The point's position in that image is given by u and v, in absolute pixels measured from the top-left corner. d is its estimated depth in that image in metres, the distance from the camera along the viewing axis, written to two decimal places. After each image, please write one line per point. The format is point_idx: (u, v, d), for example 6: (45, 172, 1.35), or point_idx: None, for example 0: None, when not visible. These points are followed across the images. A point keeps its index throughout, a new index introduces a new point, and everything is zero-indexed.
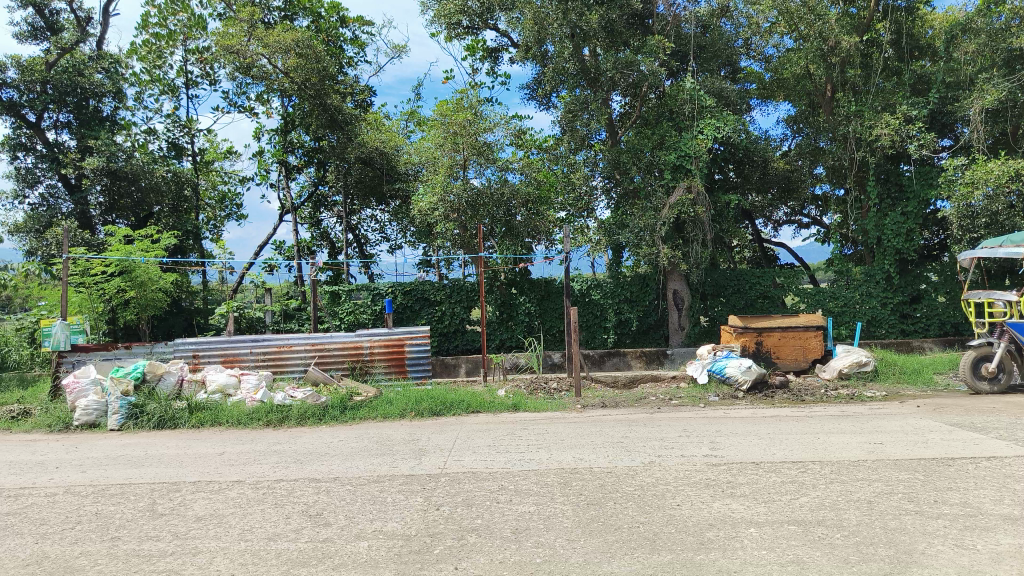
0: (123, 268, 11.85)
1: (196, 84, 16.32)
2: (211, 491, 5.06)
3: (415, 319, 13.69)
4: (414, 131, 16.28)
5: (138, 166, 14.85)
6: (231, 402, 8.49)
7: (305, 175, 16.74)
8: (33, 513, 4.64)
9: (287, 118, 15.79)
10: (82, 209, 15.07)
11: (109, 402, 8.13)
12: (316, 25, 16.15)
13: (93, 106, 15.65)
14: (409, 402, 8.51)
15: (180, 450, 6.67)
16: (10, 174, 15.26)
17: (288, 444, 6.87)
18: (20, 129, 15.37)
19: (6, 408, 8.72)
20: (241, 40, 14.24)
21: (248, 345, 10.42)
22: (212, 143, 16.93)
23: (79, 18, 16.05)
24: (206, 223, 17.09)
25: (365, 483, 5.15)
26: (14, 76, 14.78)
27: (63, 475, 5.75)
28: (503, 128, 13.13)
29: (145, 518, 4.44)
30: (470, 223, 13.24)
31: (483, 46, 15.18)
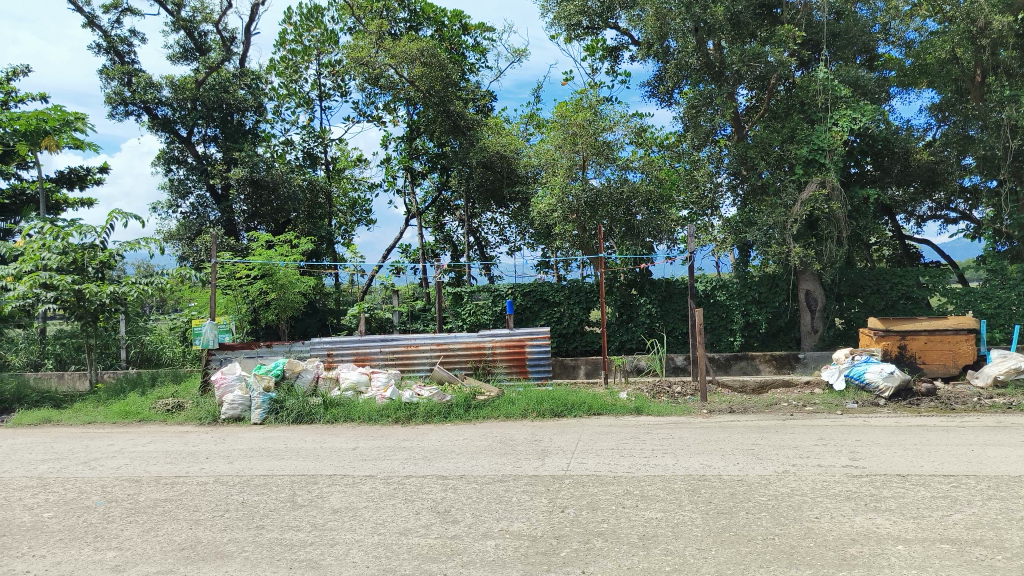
0: (265, 271, 12.66)
1: (329, 96, 17.14)
2: (346, 485, 5.28)
3: (535, 319, 13.76)
4: (534, 133, 16.39)
5: (277, 175, 15.78)
6: (363, 399, 8.85)
7: (430, 180, 17.25)
8: (187, 500, 5.00)
9: (412, 125, 16.31)
10: (228, 217, 16.35)
11: (253, 396, 8.68)
12: (440, 33, 16.60)
13: (237, 120, 16.76)
14: (531, 403, 8.56)
15: (316, 445, 7.00)
16: (165, 186, 16.60)
17: (416, 441, 7.08)
18: (174, 144, 16.69)
19: (163, 401, 9.47)
20: (370, 52, 14.85)
21: (378, 344, 10.84)
22: (344, 152, 17.72)
23: (224, 38, 17.22)
24: (338, 228, 17.89)
25: (490, 482, 5.21)
26: (168, 94, 16.06)
27: (212, 466, 6.16)
28: (624, 126, 12.99)
29: (286, 509, 4.68)
30: (589, 223, 13.15)
31: (603, 46, 15.08)
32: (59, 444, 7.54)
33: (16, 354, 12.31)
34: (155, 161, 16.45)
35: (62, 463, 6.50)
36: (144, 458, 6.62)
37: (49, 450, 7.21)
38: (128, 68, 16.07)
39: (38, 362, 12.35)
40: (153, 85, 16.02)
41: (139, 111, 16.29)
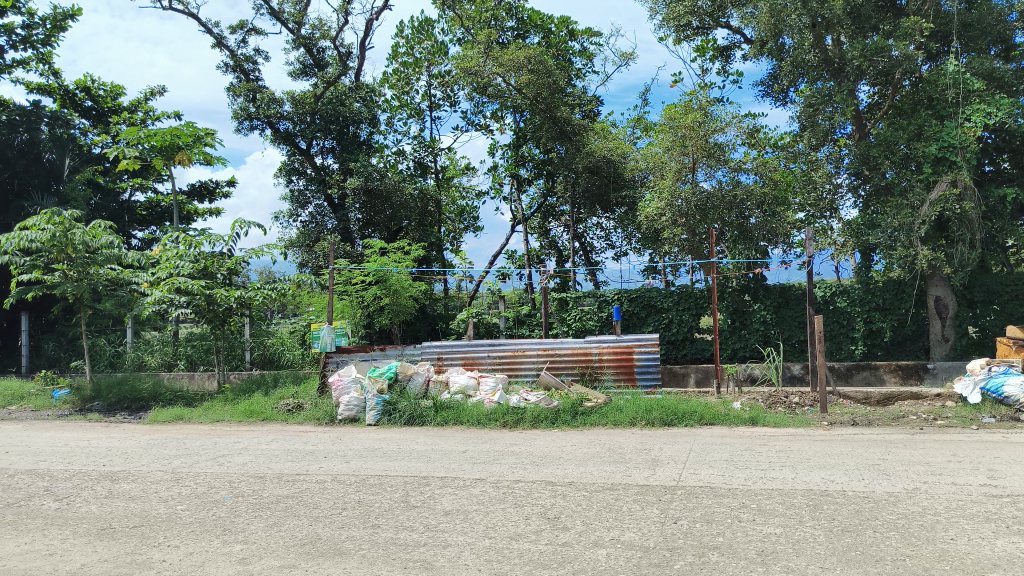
0: (379, 277, 13.13)
1: (439, 106, 17.55)
2: (457, 487, 5.36)
3: (643, 326, 13.56)
4: (641, 137, 16.21)
5: (390, 184, 16.29)
6: (472, 402, 8.98)
7: (536, 187, 17.37)
8: (307, 497, 5.22)
9: (519, 133, 16.51)
10: (344, 225, 17.03)
11: (367, 398, 8.98)
12: (546, 40, 16.70)
13: (353, 132, 17.43)
14: (640, 410, 8.44)
15: (427, 447, 7.14)
16: (286, 196, 17.47)
17: (524, 445, 7.11)
18: (294, 156, 17.53)
19: (284, 402, 9.93)
20: (478, 62, 15.13)
21: (486, 349, 10.98)
22: (453, 161, 18.11)
23: (341, 53, 17.93)
24: (446, 235, 18.25)
25: (600, 489, 5.16)
26: (289, 109, 16.90)
27: (330, 465, 6.40)
28: (736, 126, 12.63)
29: (400, 509, 4.80)
30: (699, 227, 12.86)
31: (714, 46, 14.74)
32: (191, 440, 8.05)
33: (153, 355, 13.24)
34: (277, 173, 17.33)
35: (194, 458, 6.92)
36: (267, 456, 6.95)
37: (182, 446, 7.70)
38: (253, 85, 17.05)
39: (172, 362, 13.21)
40: (275, 100, 16.90)
41: (263, 125, 17.20)
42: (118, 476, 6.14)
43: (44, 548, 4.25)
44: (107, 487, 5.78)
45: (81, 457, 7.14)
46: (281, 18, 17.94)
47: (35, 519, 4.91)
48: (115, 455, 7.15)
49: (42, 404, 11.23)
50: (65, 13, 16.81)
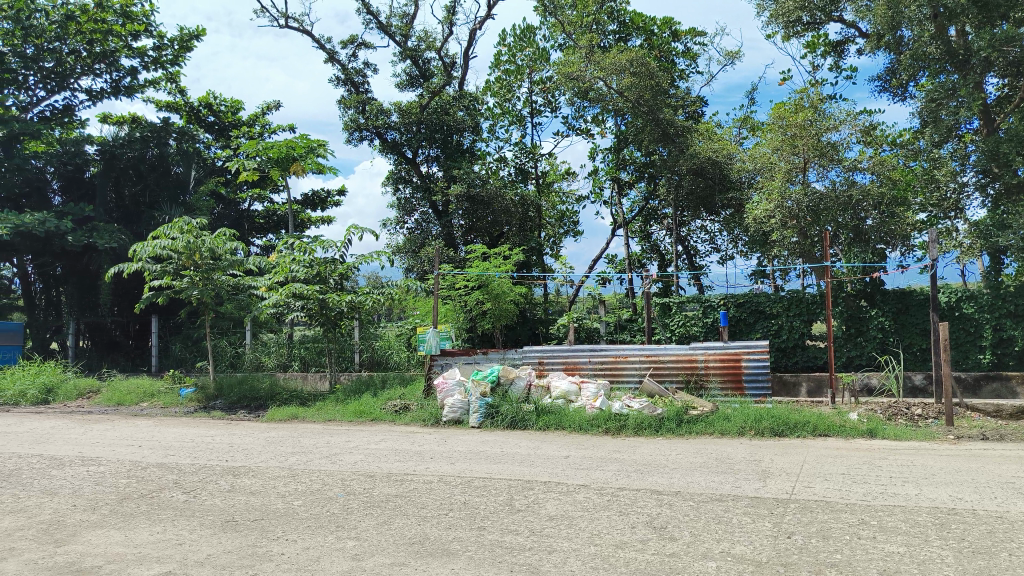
0: (481, 282, 13.34)
1: (540, 112, 17.67)
2: (561, 492, 5.36)
3: (751, 332, 13.17)
4: (747, 137, 15.78)
5: (492, 190, 16.52)
6: (573, 407, 8.96)
7: (637, 190, 17.27)
8: (416, 497, 5.35)
9: (620, 136, 16.42)
10: (448, 231, 17.41)
11: (471, 401, 9.11)
12: (649, 42, 16.54)
13: (457, 140, 17.77)
14: (749, 419, 8.19)
15: (530, 451, 7.18)
16: (393, 204, 18.00)
17: (628, 453, 7.03)
18: (401, 164, 18.07)
19: (391, 403, 10.22)
20: (580, 66, 15.20)
21: (588, 354, 10.95)
22: (553, 165, 18.20)
23: (445, 63, 18.33)
24: (546, 240, 18.30)
25: (708, 500, 5.04)
26: (396, 119, 17.43)
27: (437, 466, 6.53)
28: (851, 124, 12.10)
29: (506, 512, 4.84)
30: (811, 229, 12.37)
31: (826, 41, 14.17)
32: (305, 438, 8.40)
33: (270, 356, 13.92)
34: (385, 182, 17.90)
35: (308, 456, 7.23)
36: (376, 455, 7.17)
37: (297, 443, 8.05)
38: (363, 97, 17.70)
39: (287, 363, 13.85)
40: (383, 112, 17.46)
41: (371, 136, 17.79)
42: (239, 471, 6.48)
43: (174, 537, 4.54)
44: (229, 481, 6.11)
45: (206, 452, 7.59)
46: (388, 31, 18.52)
47: (166, 509, 5.24)
48: (236, 451, 7.55)
49: (170, 402, 12.01)
50: (190, 34, 17.94)
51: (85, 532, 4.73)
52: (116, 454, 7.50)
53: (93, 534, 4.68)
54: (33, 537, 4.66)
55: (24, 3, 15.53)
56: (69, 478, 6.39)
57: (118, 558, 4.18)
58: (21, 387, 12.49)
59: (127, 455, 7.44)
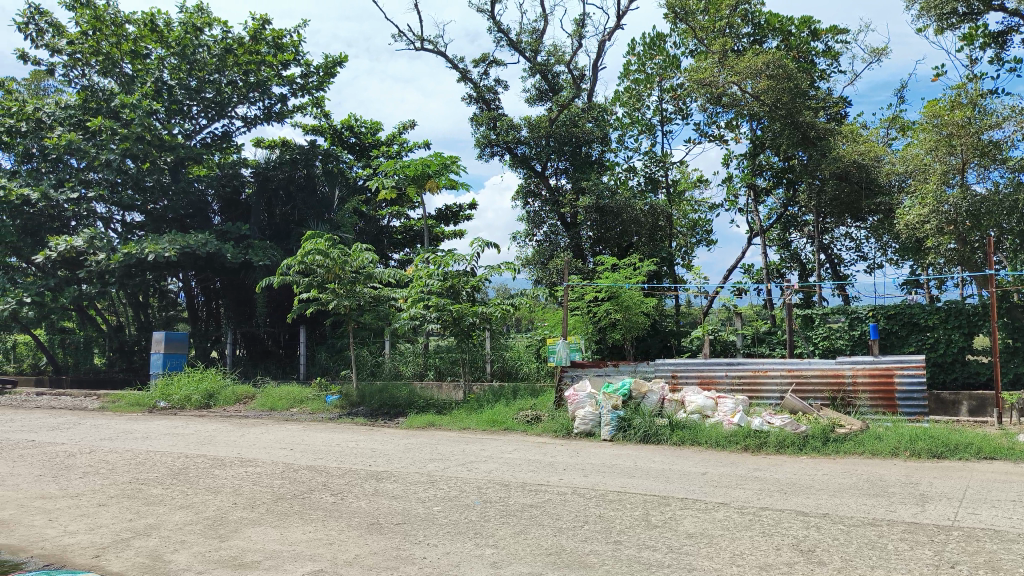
0: (611, 293, 13.27)
1: (671, 120, 17.42)
2: (698, 510, 5.23)
3: (903, 345, 12.36)
4: (897, 138, 14.85)
5: (621, 201, 16.39)
6: (709, 423, 8.73)
7: (774, 197, 16.68)
8: (550, 508, 5.38)
9: (756, 141, 15.93)
10: (576, 242, 17.53)
11: (602, 413, 9.05)
12: (786, 44, 15.96)
13: (585, 152, 17.80)
14: (903, 440, 7.68)
15: (666, 466, 7.06)
16: (522, 218, 18.31)
17: (769, 471, 6.77)
18: (531, 178, 18.33)
19: (523, 413, 10.34)
20: (712, 72, 14.86)
21: (724, 369, 10.62)
22: (685, 174, 17.91)
23: (575, 76, 18.47)
24: (678, 249, 18.03)
25: (859, 524, 4.76)
26: (526, 134, 17.72)
27: (570, 477, 6.55)
28: (1015, 121, 11.16)
29: (642, 527, 4.78)
30: (971, 234, 11.45)
31: (985, 31, 13.13)
32: (442, 445, 8.65)
33: (407, 365, 14.45)
34: (515, 196, 18.24)
35: (446, 463, 7.44)
36: (510, 464, 7.28)
37: (434, 450, 8.30)
38: (494, 114, 18.11)
39: (423, 372, 14.35)
40: (513, 127, 17.79)
41: (502, 151, 18.20)
42: (382, 476, 6.76)
43: (325, 537, 4.79)
44: (373, 485, 6.38)
45: (350, 456, 7.98)
46: (519, 47, 18.87)
47: (316, 510, 5.55)
48: (378, 457, 7.89)
49: (318, 408, 12.75)
50: (334, 61, 19.00)
51: (245, 528, 5.08)
52: (269, 456, 8.03)
53: (251, 531, 5.03)
54: (201, 531, 5.05)
55: (189, 40, 17.13)
56: (229, 477, 6.89)
57: (275, 555, 4.46)
58: (187, 391, 13.62)
59: (280, 458, 7.95)
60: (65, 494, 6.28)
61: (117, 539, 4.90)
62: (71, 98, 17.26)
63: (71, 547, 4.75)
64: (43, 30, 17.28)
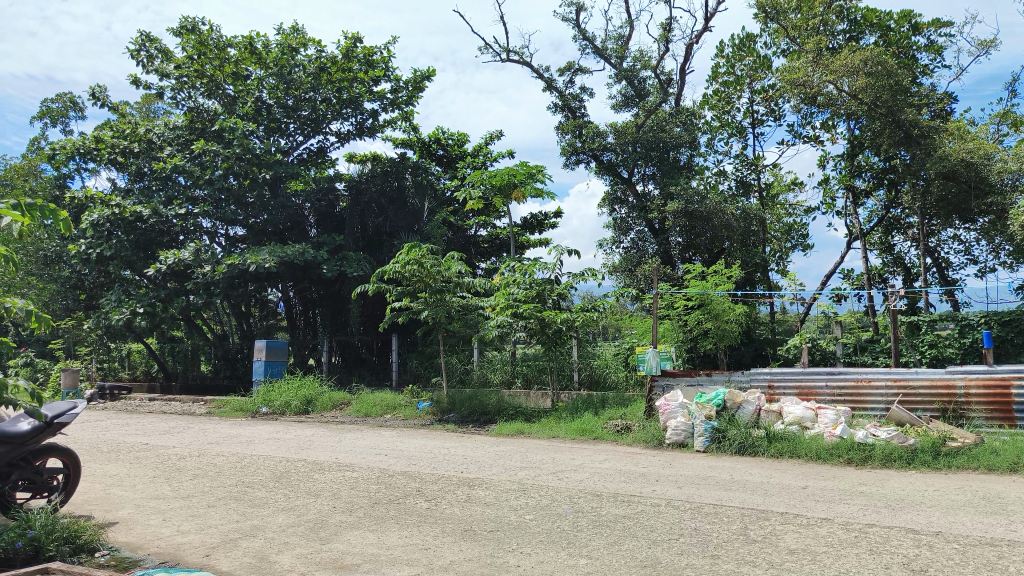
0: (702, 301, 13.01)
1: (763, 122, 17.00)
2: (800, 525, 5.05)
3: (1019, 354, 11.65)
4: (1009, 134, 14.00)
5: (712, 205, 15.96)
6: (810, 435, 8.44)
7: (875, 199, 16.04)
8: (644, 519, 5.31)
9: (854, 141, 15.35)
10: (665, 249, 17.32)
11: (696, 424, 8.87)
12: (885, 39, 15.32)
13: (674, 156, 17.41)
14: (1022, 455, 7.21)
15: (764, 479, 6.86)
16: (609, 225, 18.27)
17: (875, 486, 6.47)
18: (617, 185, 18.24)
19: (613, 422, 10.27)
20: (807, 71, 14.36)
21: (824, 378, 10.24)
22: (778, 176, 17.45)
23: (661, 81, 18.29)
24: (772, 254, 17.59)
25: (976, 544, 4.49)
26: (612, 140, 17.64)
27: (664, 488, 6.45)
28: None
29: (741, 542, 4.66)
30: None
31: None
32: (532, 454, 8.68)
33: (495, 372, 14.57)
34: (601, 203, 18.19)
35: (537, 471, 7.45)
36: (601, 474, 7.22)
37: (524, 458, 8.33)
38: (579, 121, 18.11)
39: (511, 380, 14.43)
40: (599, 134, 17.77)
41: (588, 159, 18.20)
42: (474, 483, 6.84)
43: (421, 542, 4.88)
44: (465, 492, 6.47)
45: (443, 462, 8.10)
46: (605, 54, 18.81)
47: (412, 515, 5.66)
48: (470, 464, 7.99)
49: (410, 414, 13.03)
50: (422, 75, 19.42)
51: (344, 532, 5.23)
52: (365, 462, 8.25)
53: (351, 534, 5.17)
54: (303, 533, 5.23)
55: (286, 60, 17.86)
56: (328, 481, 7.11)
57: (373, 558, 4.58)
58: (287, 397, 14.16)
59: (375, 463, 8.16)
60: (177, 495, 6.63)
61: (225, 539, 5.13)
62: (179, 119, 18.30)
63: (184, 545, 5.01)
64: (153, 55, 18.39)
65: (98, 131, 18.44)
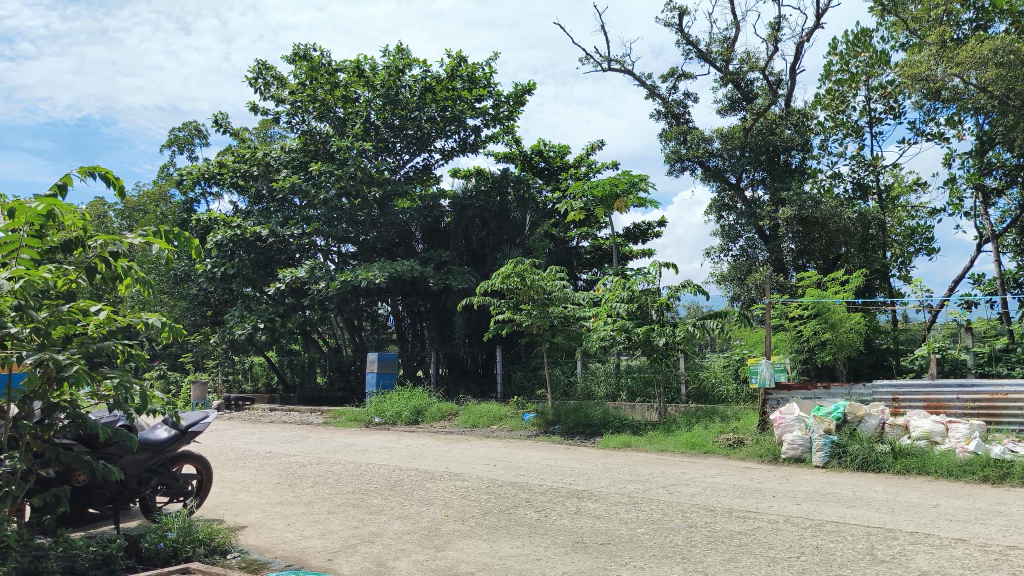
0: (818, 310, 12.48)
1: (881, 120, 16.22)
2: (932, 546, 4.77)
3: None
4: None
5: (828, 210, 15.37)
6: (939, 451, 7.97)
7: (1009, 197, 14.98)
8: (762, 536, 5.15)
9: (984, 137, 14.40)
10: (777, 256, 16.77)
11: (813, 438, 8.52)
12: (1017, 26, 14.37)
13: (784, 160, 17.06)
14: None
15: (889, 496, 6.51)
16: (717, 232, 17.90)
17: (1016, 505, 6.02)
18: (725, 191, 17.82)
19: (725, 436, 9.99)
20: (929, 65, 13.57)
21: (954, 391, 9.57)
22: (898, 177, 16.60)
23: (770, 82, 17.74)
24: (893, 260, 16.72)
25: None
26: (718, 145, 17.29)
27: (781, 505, 6.22)
28: None
29: (867, 562, 4.45)
30: None
31: None
32: (640, 467, 8.55)
33: (599, 385, 14.38)
34: (708, 210, 17.84)
35: (646, 485, 7.35)
36: (714, 489, 7.04)
37: (633, 471, 8.24)
38: (684, 128, 17.82)
39: (615, 392, 14.21)
40: (705, 139, 17.45)
41: (694, 165, 17.87)
42: (583, 495, 6.82)
43: (533, 553, 4.92)
44: (575, 504, 6.46)
45: (551, 474, 8.11)
46: (710, 58, 18.48)
47: (523, 526, 5.71)
48: (578, 476, 7.96)
49: (516, 425, 13.13)
50: (522, 89, 19.66)
51: (458, 540, 5.33)
52: (475, 472, 8.37)
53: (464, 543, 5.27)
54: (418, 540, 5.37)
55: (393, 81, 18.50)
56: (440, 490, 7.27)
57: (487, 567, 4.65)
58: (398, 408, 14.57)
59: (484, 473, 8.27)
60: (299, 501, 6.95)
61: (345, 544, 5.33)
62: (294, 143, 19.24)
63: (308, 549, 5.25)
64: (270, 83, 19.45)
65: (221, 157, 19.70)
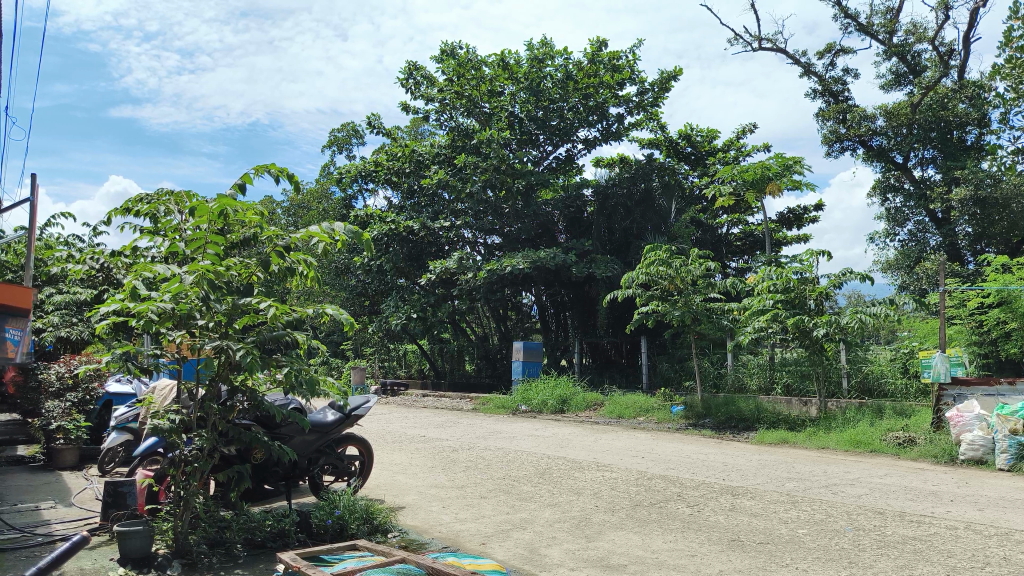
0: (1002, 299, 11.30)
1: None
2: None
3: None
4: None
5: (1010, 190, 13.92)
6: None
7: None
8: (939, 543, 4.76)
9: None
10: (951, 241, 15.51)
11: (997, 439, 7.77)
12: None
13: (958, 136, 15.62)
14: None
15: None
16: (882, 216, 16.81)
17: None
18: (890, 172, 16.63)
19: (893, 434, 9.32)
20: None
21: None
22: None
23: (942, 53, 16.31)
24: None
25: None
26: (883, 123, 16.14)
27: (961, 510, 5.73)
28: None
29: None
30: None
31: None
32: (799, 464, 8.15)
33: (752, 378, 13.72)
34: (872, 193, 16.75)
35: (807, 483, 6.98)
36: (883, 491, 6.59)
37: (791, 469, 7.88)
38: (843, 106, 16.81)
39: (769, 386, 13.51)
40: (867, 118, 16.32)
41: (855, 145, 16.87)
42: (738, 491, 6.59)
43: (687, 548, 4.81)
44: (729, 500, 6.25)
45: (702, 469, 7.90)
46: (871, 31, 17.24)
47: (675, 520, 5.60)
48: (732, 471, 7.71)
49: (663, 417, 12.91)
50: (668, 75, 19.18)
51: (608, 531, 5.31)
52: (623, 463, 8.32)
53: (615, 534, 5.24)
54: (569, 529, 5.40)
55: (535, 73, 18.51)
56: (589, 480, 7.28)
57: (640, 560, 4.60)
58: (544, 396, 14.74)
59: (633, 465, 8.20)
60: (454, 485, 7.19)
61: (498, 529, 5.46)
62: (442, 139, 19.83)
63: (463, 532, 5.42)
64: (419, 82, 20.13)
65: (375, 155, 20.61)
